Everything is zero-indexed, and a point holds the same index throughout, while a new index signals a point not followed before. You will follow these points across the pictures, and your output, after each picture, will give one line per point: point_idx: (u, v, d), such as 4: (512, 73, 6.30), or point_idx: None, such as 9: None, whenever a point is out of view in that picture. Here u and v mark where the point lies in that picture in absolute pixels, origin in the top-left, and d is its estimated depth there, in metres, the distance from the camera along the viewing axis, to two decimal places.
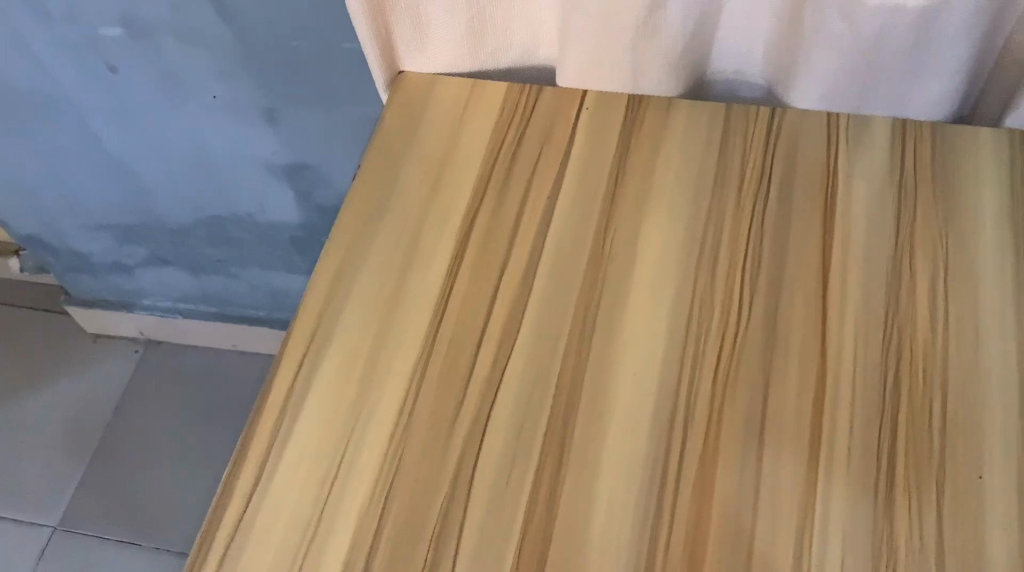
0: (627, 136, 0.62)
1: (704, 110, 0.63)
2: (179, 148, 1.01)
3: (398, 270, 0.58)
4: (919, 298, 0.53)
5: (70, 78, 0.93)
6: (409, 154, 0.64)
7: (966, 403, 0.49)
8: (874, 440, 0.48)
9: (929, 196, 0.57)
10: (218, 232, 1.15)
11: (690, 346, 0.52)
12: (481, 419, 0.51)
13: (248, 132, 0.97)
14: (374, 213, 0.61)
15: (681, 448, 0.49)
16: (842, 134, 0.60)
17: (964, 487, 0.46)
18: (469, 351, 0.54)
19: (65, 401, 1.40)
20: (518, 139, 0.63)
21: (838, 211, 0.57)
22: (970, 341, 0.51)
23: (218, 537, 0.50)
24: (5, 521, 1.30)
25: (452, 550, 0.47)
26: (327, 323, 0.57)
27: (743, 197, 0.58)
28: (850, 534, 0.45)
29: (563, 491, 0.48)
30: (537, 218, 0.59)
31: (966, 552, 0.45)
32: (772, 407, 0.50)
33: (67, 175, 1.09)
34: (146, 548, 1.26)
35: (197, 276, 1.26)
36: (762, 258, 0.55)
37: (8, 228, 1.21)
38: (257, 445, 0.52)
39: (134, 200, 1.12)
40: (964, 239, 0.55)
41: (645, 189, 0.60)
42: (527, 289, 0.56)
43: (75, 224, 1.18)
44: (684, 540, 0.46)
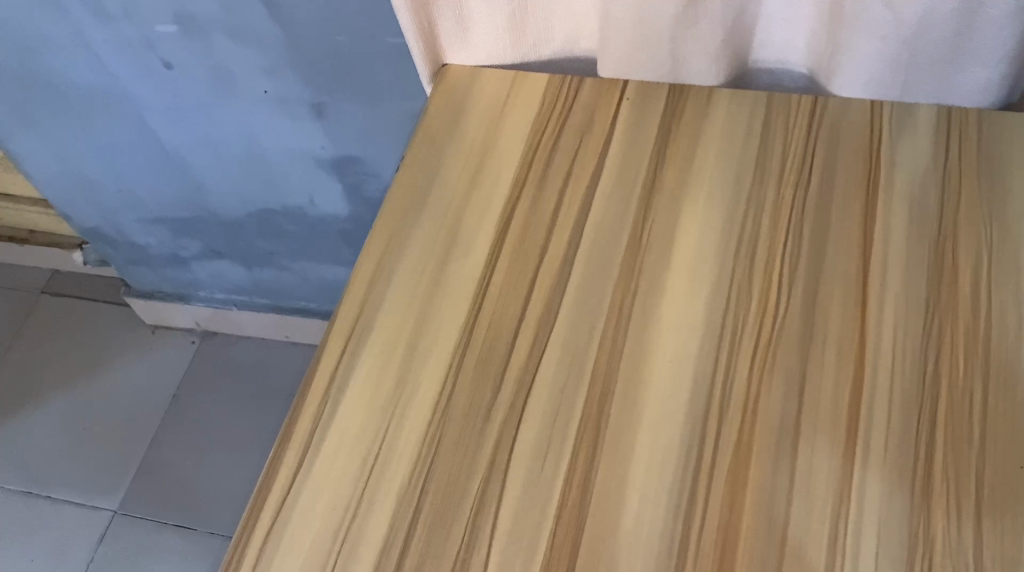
0: (666, 127, 0.62)
1: (744, 100, 0.62)
2: (232, 143, 1.04)
3: (438, 260, 0.59)
4: (961, 288, 0.52)
5: (127, 75, 0.96)
6: (450, 146, 0.65)
7: (1008, 394, 0.48)
8: (912, 431, 0.48)
9: (972, 185, 0.56)
10: (269, 225, 1.17)
11: (726, 335, 0.52)
12: (517, 405, 0.52)
13: (296, 127, 0.99)
14: (415, 203, 0.62)
15: (716, 435, 0.49)
16: (884, 124, 0.59)
17: (1005, 478, 0.46)
18: (507, 339, 0.55)
19: (118, 393, 1.45)
20: (558, 130, 0.64)
21: (880, 201, 0.56)
22: (1012, 332, 0.50)
23: (263, 516, 0.51)
24: (68, 506, 1.34)
25: (487, 533, 0.48)
26: (368, 311, 0.58)
27: (783, 186, 0.58)
28: (886, 525, 0.45)
29: (597, 477, 0.49)
30: (575, 209, 0.60)
31: (1003, 544, 0.44)
32: (809, 397, 0.50)
33: (126, 170, 1.13)
34: (201, 533, 1.29)
35: (250, 269, 1.29)
36: (801, 248, 0.55)
37: (70, 221, 1.26)
38: (300, 429, 0.54)
39: (189, 194, 1.15)
40: (1008, 229, 0.54)
41: (683, 178, 0.60)
42: (564, 279, 0.57)
43: (132, 218, 1.22)
44: (716, 526, 0.46)
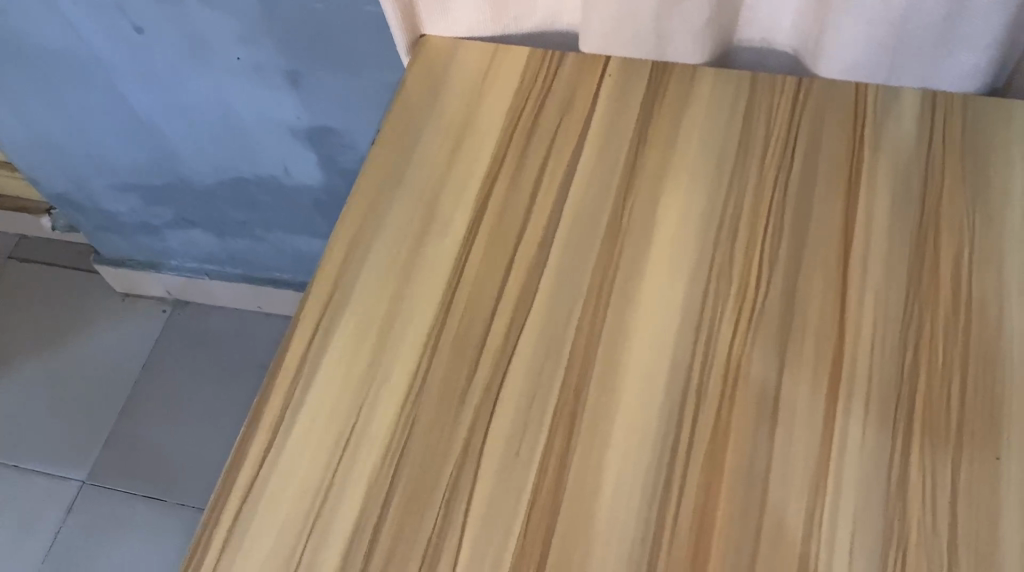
0: (649, 105, 0.61)
1: (729, 78, 0.61)
2: (205, 110, 1.01)
3: (415, 237, 0.58)
4: (942, 276, 0.52)
5: (96, 38, 0.93)
6: (428, 120, 0.63)
7: (986, 384, 0.48)
8: (890, 418, 0.47)
9: (956, 170, 0.55)
10: (243, 194, 1.15)
11: (705, 318, 0.52)
12: (493, 387, 0.51)
13: (271, 96, 0.96)
14: (392, 179, 0.61)
15: (693, 421, 0.49)
16: (870, 105, 0.58)
17: (981, 468, 0.46)
18: (483, 321, 0.54)
19: (87, 361, 1.43)
20: (539, 106, 0.62)
21: (863, 184, 0.56)
22: (992, 321, 0.50)
23: (232, 495, 0.50)
24: (36, 475, 1.33)
25: (461, 518, 0.47)
26: (342, 289, 0.57)
27: (766, 168, 0.57)
28: (861, 515, 0.45)
29: (572, 461, 0.48)
30: (555, 188, 0.59)
31: (978, 536, 0.44)
32: (787, 383, 0.49)
33: (96, 135, 1.10)
34: (171, 505, 1.28)
35: (222, 238, 1.27)
36: (783, 232, 0.54)
37: (39, 186, 1.23)
38: (270, 410, 0.53)
39: (161, 161, 1.12)
40: (990, 217, 0.53)
41: (665, 158, 0.59)
42: (543, 259, 0.56)
43: (103, 184, 1.19)
44: (691, 515, 0.46)
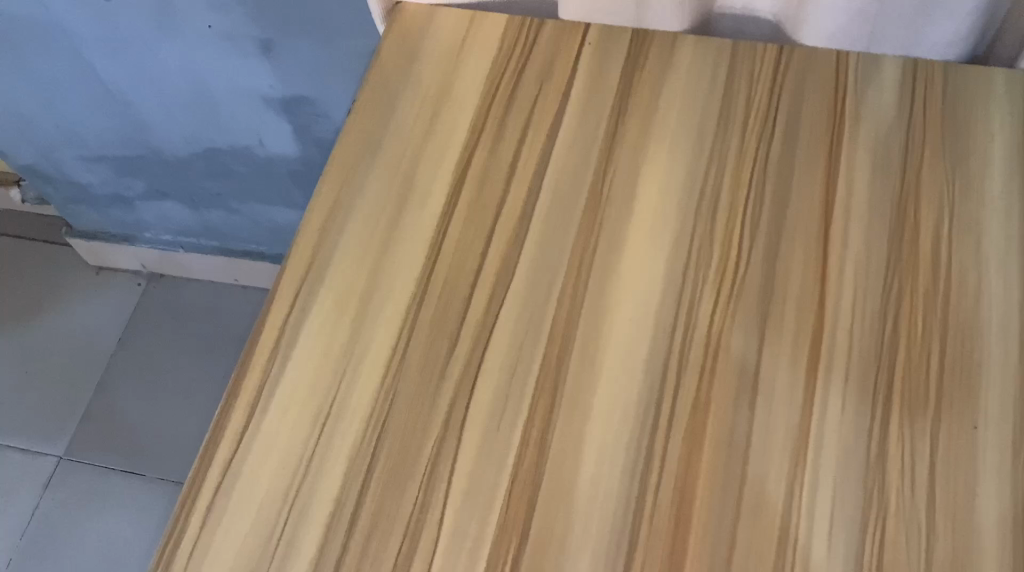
0: (629, 74, 0.60)
1: (709, 45, 0.60)
2: (176, 80, 0.99)
3: (392, 209, 0.57)
4: (922, 246, 0.52)
5: (61, 7, 0.90)
6: (405, 90, 0.62)
7: (963, 354, 0.48)
8: (870, 388, 0.48)
9: (936, 139, 0.55)
10: (217, 165, 1.14)
11: (686, 290, 0.52)
12: (474, 361, 0.51)
13: (244, 64, 0.94)
14: (368, 149, 0.60)
15: (674, 393, 0.48)
16: (851, 74, 0.58)
17: (960, 437, 0.46)
18: (463, 294, 0.53)
19: (60, 335, 1.41)
20: (518, 75, 0.61)
21: (844, 154, 0.55)
22: (971, 290, 0.50)
23: (211, 472, 0.50)
24: (12, 451, 1.31)
25: (443, 492, 0.47)
26: (320, 262, 0.56)
27: (747, 138, 0.56)
28: (841, 484, 0.45)
29: (554, 434, 0.48)
30: (534, 158, 0.58)
31: (956, 504, 0.44)
32: (768, 353, 0.49)
33: (63, 105, 1.07)
34: (150, 480, 1.27)
35: (197, 210, 1.25)
36: (763, 203, 0.54)
37: (7, 158, 1.20)
38: (248, 386, 0.52)
39: (132, 132, 1.10)
40: (970, 187, 0.53)
41: (645, 128, 0.58)
42: (522, 231, 0.55)
43: (72, 155, 1.17)
44: (673, 486, 0.46)
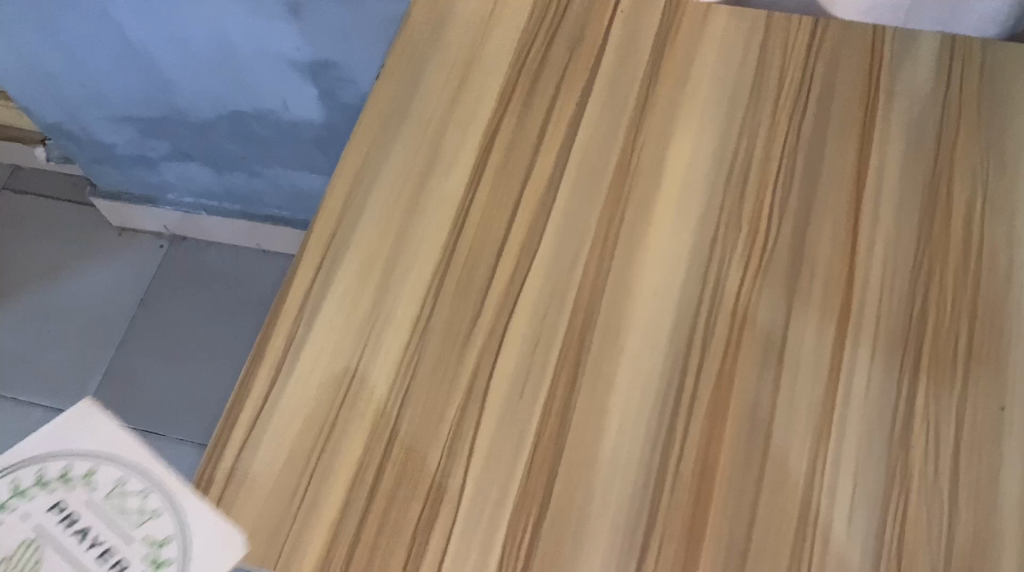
0: (661, 44, 0.60)
1: (744, 16, 0.60)
2: (202, 41, 0.99)
3: (419, 175, 0.57)
4: (954, 224, 0.51)
5: None
6: (433, 55, 0.61)
7: (992, 334, 0.48)
8: (897, 367, 0.47)
9: (972, 115, 0.54)
10: (240, 128, 1.14)
11: (713, 265, 0.51)
12: (497, 329, 0.51)
13: (270, 27, 0.94)
14: (396, 114, 0.59)
15: (698, 367, 0.48)
16: (887, 48, 0.57)
17: (985, 419, 0.46)
18: (488, 261, 0.53)
19: (83, 294, 1.42)
20: (548, 42, 0.61)
21: (878, 129, 0.55)
22: (1002, 270, 0.50)
23: (234, 434, 0.50)
24: (34, 407, 1.33)
25: (464, 459, 0.48)
26: (345, 228, 0.56)
27: (779, 112, 0.56)
28: (864, 461, 0.45)
29: (577, 402, 0.48)
30: (563, 126, 0.58)
31: (979, 484, 0.44)
32: (794, 329, 0.49)
33: (90, 65, 1.07)
34: (170, 440, 1.29)
35: (220, 173, 1.25)
36: (794, 176, 0.54)
37: (32, 116, 1.20)
38: (272, 349, 0.53)
39: (157, 93, 1.10)
40: (1005, 165, 0.52)
41: (676, 99, 0.57)
42: (548, 201, 0.55)
43: (98, 115, 1.17)
44: (694, 459, 0.46)
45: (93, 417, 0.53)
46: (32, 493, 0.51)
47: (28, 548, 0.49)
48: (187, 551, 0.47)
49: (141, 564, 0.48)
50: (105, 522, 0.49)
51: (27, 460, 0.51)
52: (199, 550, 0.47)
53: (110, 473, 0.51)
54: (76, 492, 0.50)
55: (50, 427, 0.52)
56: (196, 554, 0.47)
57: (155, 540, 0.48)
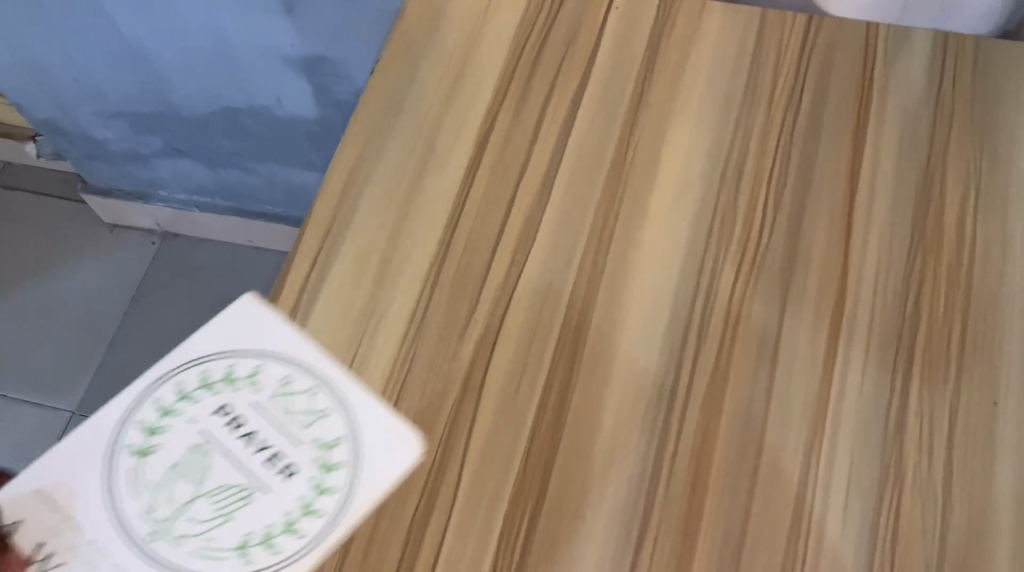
0: (656, 40, 0.60)
1: (739, 12, 0.60)
2: (196, 36, 0.98)
3: (414, 170, 0.57)
4: (947, 221, 0.51)
5: None
6: (429, 49, 0.61)
7: (985, 329, 0.48)
8: (890, 362, 0.48)
9: (965, 112, 0.54)
10: (234, 124, 1.13)
11: (708, 261, 0.52)
12: (493, 324, 0.51)
13: (265, 22, 0.94)
14: (391, 108, 0.59)
15: (693, 362, 0.49)
16: (881, 45, 0.57)
17: (977, 414, 0.46)
18: (484, 256, 0.53)
19: (74, 292, 1.42)
20: (544, 37, 0.61)
21: (872, 125, 0.55)
22: (995, 266, 0.50)
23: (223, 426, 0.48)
24: (24, 405, 1.33)
25: (460, 453, 0.47)
26: (341, 221, 0.55)
27: (774, 108, 0.56)
28: (858, 455, 0.45)
29: (573, 397, 0.49)
30: (559, 121, 0.58)
31: (971, 477, 0.44)
32: (788, 325, 0.49)
33: (82, 60, 1.07)
34: None
35: (213, 169, 1.25)
36: (789, 172, 0.54)
37: (24, 112, 1.20)
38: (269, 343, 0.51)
39: (150, 88, 1.10)
40: (997, 161, 0.53)
41: (672, 95, 0.58)
42: (544, 196, 0.55)
43: (90, 111, 1.17)
44: (689, 454, 0.46)
45: (251, 320, 0.52)
46: (179, 409, 0.49)
47: (196, 453, 0.48)
48: (360, 455, 0.48)
49: (312, 468, 0.47)
50: (272, 425, 0.48)
51: (186, 363, 0.50)
52: (375, 455, 0.47)
53: (274, 371, 0.50)
54: (241, 394, 0.49)
55: (209, 330, 0.51)
56: (370, 459, 0.47)
57: (325, 444, 0.48)
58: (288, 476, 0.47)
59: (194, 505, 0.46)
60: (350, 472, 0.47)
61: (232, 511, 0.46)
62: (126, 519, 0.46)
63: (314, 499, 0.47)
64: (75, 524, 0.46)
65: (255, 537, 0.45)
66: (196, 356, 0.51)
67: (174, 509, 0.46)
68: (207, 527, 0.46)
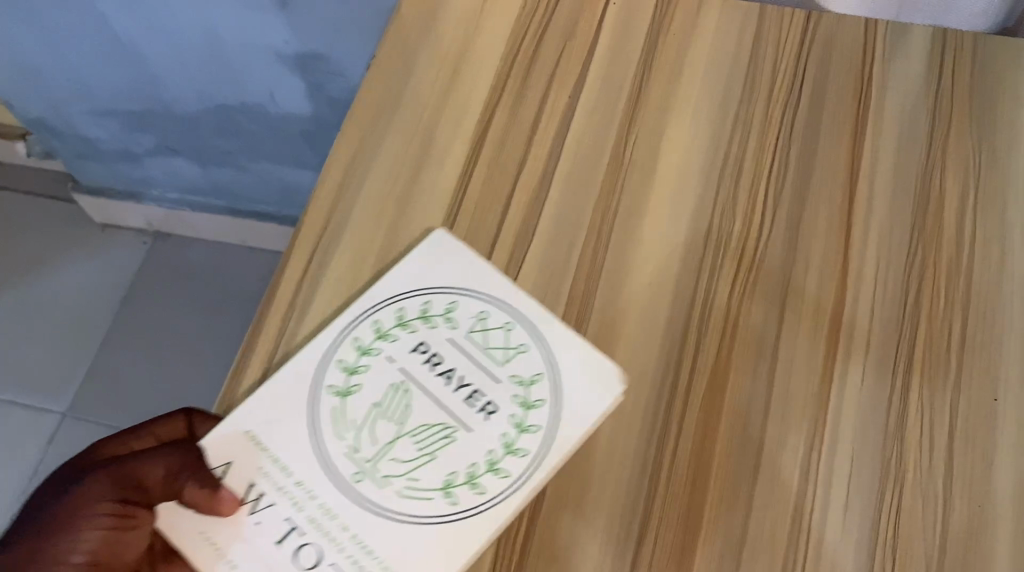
0: (654, 36, 0.60)
1: (737, 8, 0.60)
2: (189, 33, 0.98)
3: (411, 166, 0.56)
4: (946, 217, 0.51)
5: None
6: (425, 44, 0.61)
7: (985, 325, 0.48)
8: (891, 359, 0.48)
9: (964, 107, 0.54)
10: (226, 122, 1.13)
11: (708, 258, 0.51)
12: None
13: (259, 19, 0.93)
14: (388, 103, 0.59)
15: (694, 358, 0.48)
16: (879, 41, 0.57)
17: (978, 410, 0.46)
18: (483, 252, 0.53)
19: (64, 292, 1.41)
20: (541, 32, 0.61)
21: (871, 121, 0.55)
22: (995, 261, 0.50)
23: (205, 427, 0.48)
24: (14, 406, 1.32)
25: None
26: (337, 218, 0.55)
27: (773, 104, 0.56)
28: (859, 452, 0.45)
29: None
30: (557, 117, 0.57)
31: (972, 473, 0.44)
32: (788, 322, 0.49)
33: (73, 57, 1.06)
34: None
35: (205, 168, 1.24)
36: (789, 168, 0.54)
37: (14, 111, 1.19)
38: (265, 339, 0.50)
39: (143, 86, 1.09)
40: (996, 157, 0.53)
41: (670, 91, 0.57)
42: (542, 192, 0.55)
43: (81, 109, 1.16)
44: (690, 451, 0.46)
45: (439, 261, 0.52)
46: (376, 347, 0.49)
47: (397, 392, 0.48)
48: (562, 392, 0.47)
49: (512, 405, 0.47)
50: (470, 362, 0.48)
51: (380, 303, 0.51)
52: (576, 391, 0.47)
53: (469, 309, 0.50)
54: (437, 331, 0.49)
55: (401, 269, 0.52)
56: (569, 399, 0.47)
57: (524, 380, 0.48)
58: (489, 414, 0.47)
59: (397, 445, 0.46)
60: (553, 408, 0.47)
61: (434, 451, 0.46)
62: (330, 458, 0.46)
63: (517, 438, 0.46)
64: (281, 463, 0.46)
65: (461, 476, 0.45)
66: (392, 295, 0.51)
67: (377, 450, 0.46)
68: (411, 466, 0.45)
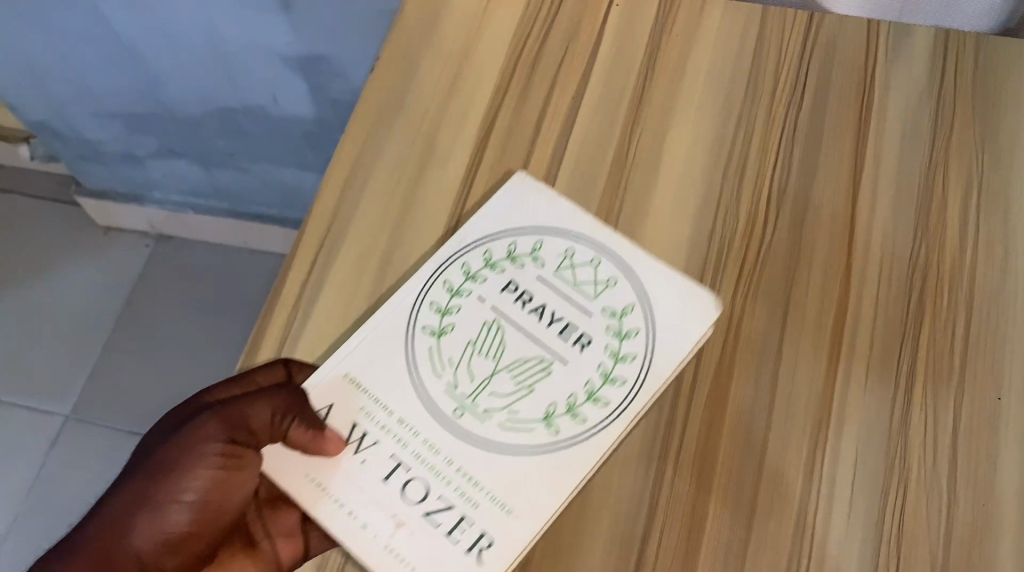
0: (657, 37, 0.60)
1: (739, 9, 0.60)
2: (191, 36, 0.98)
3: (415, 167, 0.57)
4: (949, 216, 0.51)
5: None
6: (428, 45, 0.61)
7: (989, 324, 0.48)
8: (894, 357, 0.48)
9: (966, 108, 0.55)
10: (229, 124, 1.13)
11: (711, 257, 0.52)
12: None
13: (261, 21, 0.93)
14: (391, 105, 0.59)
15: (698, 358, 0.48)
16: (882, 42, 0.57)
17: (982, 408, 0.46)
18: None
19: (66, 294, 1.41)
20: (544, 34, 0.61)
21: (874, 121, 0.55)
22: (999, 260, 0.50)
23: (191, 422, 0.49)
24: (17, 408, 1.32)
25: None
26: (341, 219, 0.55)
27: (776, 104, 0.56)
28: (863, 451, 0.45)
29: None
30: (560, 117, 0.58)
31: (977, 472, 0.44)
32: (792, 320, 0.49)
33: (76, 60, 1.06)
34: None
35: (208, 170, 1.24)
36: (792, 169, 0.54)
37: (18, 114, 1.19)
38: (267, 345, 0.52)
39: (145, 88, 1.09)
40: (999, 156, 0.53)
41: (673, 92, 0.58)
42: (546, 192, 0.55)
43: (84, 112, 1.16)
44: (694, 450, 0.46)
45: (523, 204, 0.54)
46: (467, 289, 0.51)
47: (491, 329, 0.50)
48: (654, 322, 0.49)
49: (606, 334, 0.49)
50: (561, 297, 0.50)
51: (470, 245, 0.53)
52: (668, 321, 0.49)
53: (557, 246, 0.52)
54: (526, 271, 0.51)
55: (484, 213, 0.54)
56: (660, 333, 0.49)
57: (616, 311, 0.50)
58: (584, 346, 0.49)
59: (496, 379, 0.48)
60: (646, 336, 0.49)
61: (533, 383, 0.48)
62: (431, 393, 0.48)
63: (613, 367, 0.48)
64: (383, 403, 0.48)
65: (560, 406, 0.47)
66: (482, 236, 0.53)
67: (477, 384, 0.48)
68: (511, 399, 0.47)
